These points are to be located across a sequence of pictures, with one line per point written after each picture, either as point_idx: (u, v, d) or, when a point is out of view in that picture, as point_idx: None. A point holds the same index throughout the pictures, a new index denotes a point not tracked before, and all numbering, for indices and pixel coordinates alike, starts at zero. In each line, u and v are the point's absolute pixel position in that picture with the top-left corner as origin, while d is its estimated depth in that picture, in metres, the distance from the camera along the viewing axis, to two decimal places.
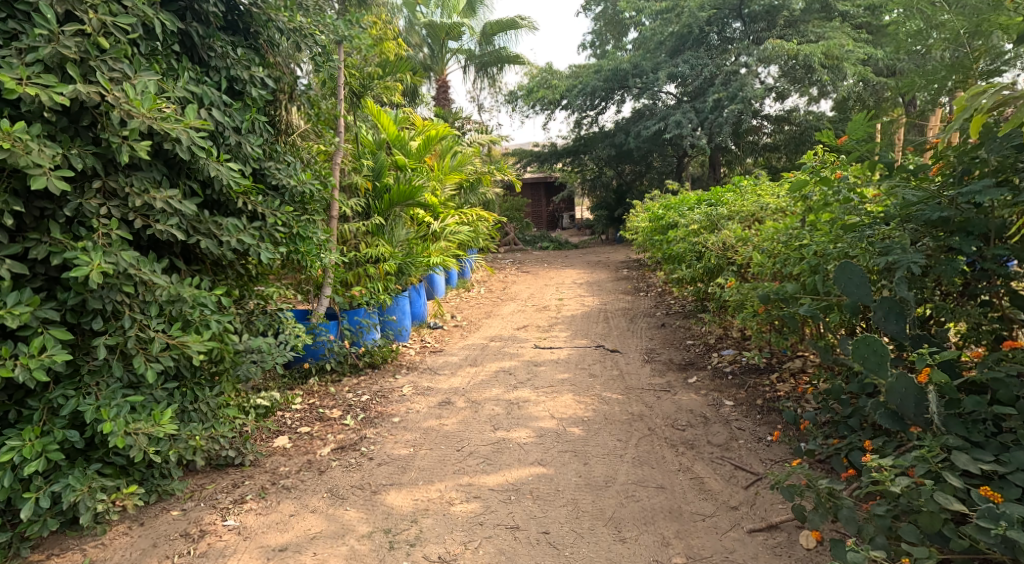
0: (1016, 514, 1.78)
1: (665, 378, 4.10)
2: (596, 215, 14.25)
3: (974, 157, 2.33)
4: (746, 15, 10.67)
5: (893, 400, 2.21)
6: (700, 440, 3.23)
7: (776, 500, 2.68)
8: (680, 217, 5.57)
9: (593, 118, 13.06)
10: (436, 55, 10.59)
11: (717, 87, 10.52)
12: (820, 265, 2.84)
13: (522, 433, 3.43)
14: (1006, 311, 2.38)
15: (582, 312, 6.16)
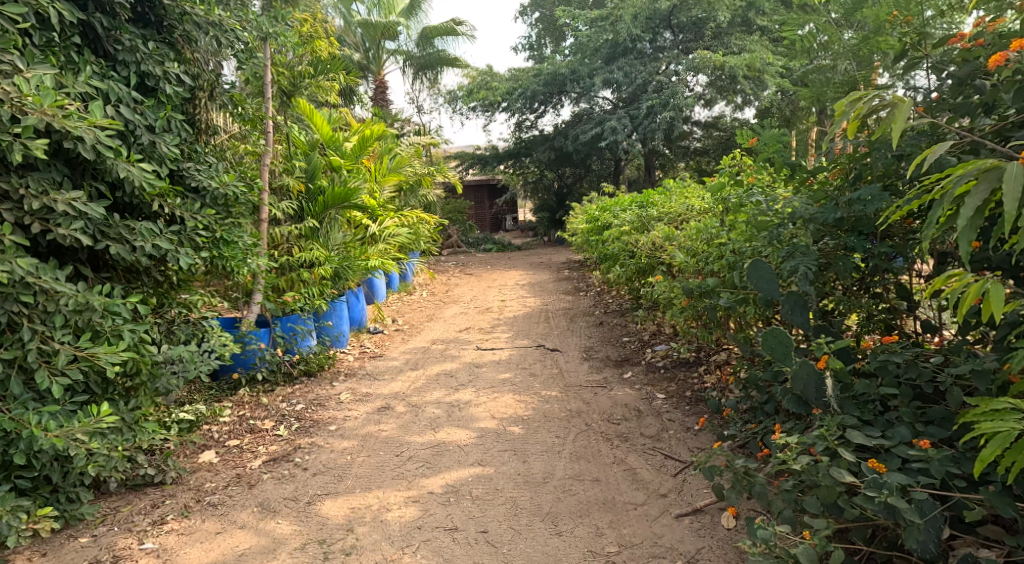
0: (897, 481, 1.90)
1: (601, 374, 4.15)
2: (538, 217, 14.33)
3: (864, 162, 2.45)
4: (675, 25, 11.01)
5: (797, 386, 2.33)
6: (633, 433, 3.28)
7: (702, 485, 2.75)
8: (615, 218, 5.66)
9: (532, 122, 13.15)
10: (374, 57, 10.40)
11: (650, 93, 10.80)
12: (738, 264, 2.95)
13: (461, 434, 3.39)
14: (893, 302, 2.57)
15: (523, 313, 6.16)
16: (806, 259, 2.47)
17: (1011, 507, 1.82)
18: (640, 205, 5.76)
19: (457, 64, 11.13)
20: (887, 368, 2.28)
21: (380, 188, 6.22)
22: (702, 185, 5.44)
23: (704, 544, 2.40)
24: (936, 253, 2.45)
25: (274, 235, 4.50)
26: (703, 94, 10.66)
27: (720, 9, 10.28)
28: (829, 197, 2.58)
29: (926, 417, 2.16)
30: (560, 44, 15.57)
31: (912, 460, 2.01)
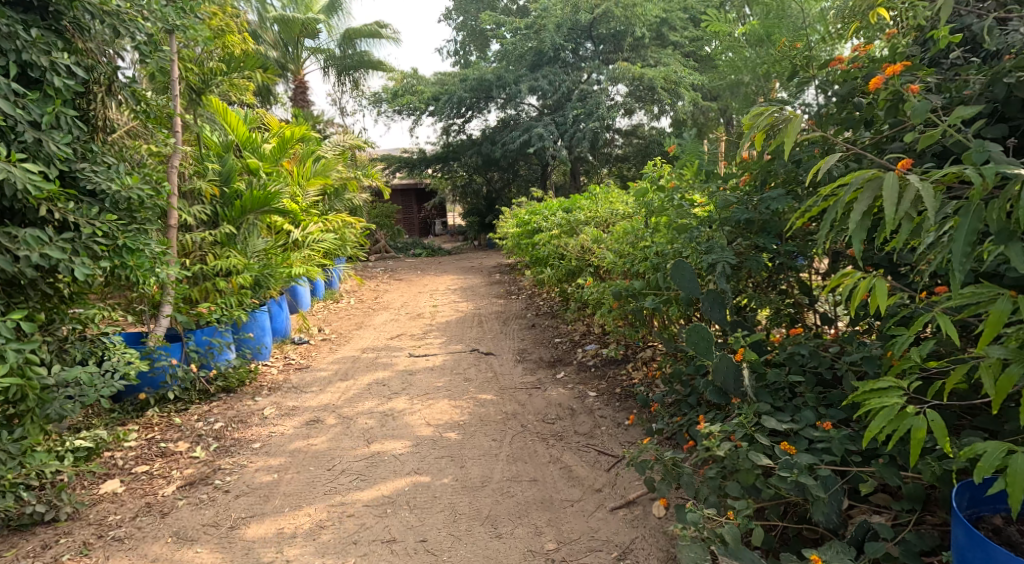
0: (805, 460, 1.97)
1: (535, 376, 4.09)
2: (468, 221, 14.21)
3: (770, 169, 2.54)
4: (595, 37, 11.21)
5: (719, 378, 2.34)
6: (567, 431, 3.23)
7: (633, 477, 2.73)
8: (544, 222, 5.62)
9: (460, 127, 12.96)
10: (292, 56, 9.93)
11: (574, 106, 10.91)
12: (660, 264, 2.96)
13: (395, 444, 3.22)
14: (796, 297, 2.66)
15: (456, 318, 6.02)
16: (724, 256, 2.48)
17: (895, 477, 1.95)
18: (568, 208, 5.74)
19: (381, 67, 10.82)
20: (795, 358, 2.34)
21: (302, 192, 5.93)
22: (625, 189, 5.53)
23: (637, 534, 2.38)
24: (829, 252, 2.51)
25: (184, 242, 4.15)
26: (623, 103, 10.87)
27: (634, 25, 10.49)
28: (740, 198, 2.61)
29: (827, 400, 2.27)
30: (485, 50, 15.60)
31: (817, 441, 2.10)
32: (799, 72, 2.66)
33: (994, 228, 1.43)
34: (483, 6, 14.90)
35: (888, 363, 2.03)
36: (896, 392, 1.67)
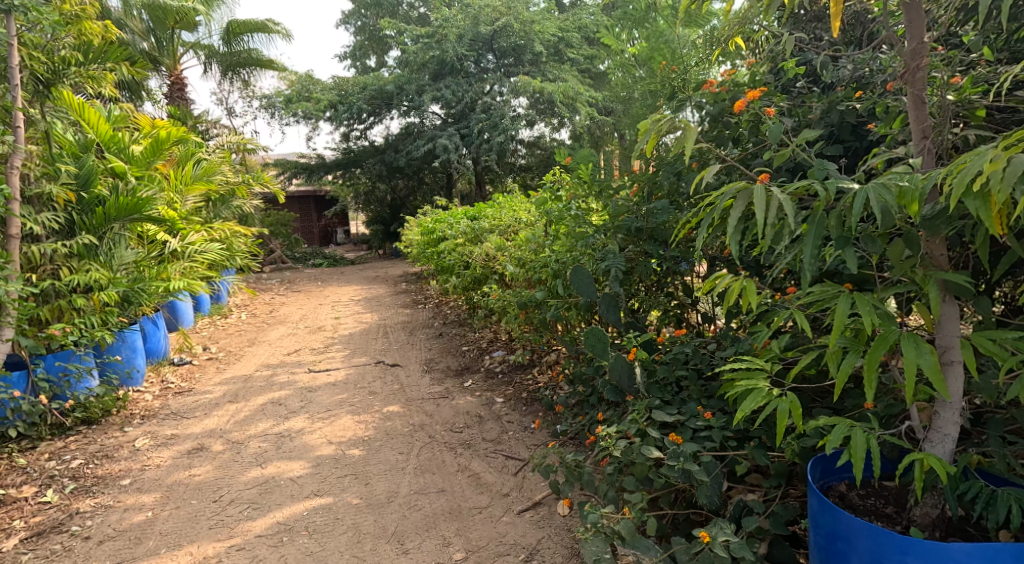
0: (689, 449, 2.22)
1: (443, 385, 4.44)
2: (372, 230, 14.29)
3: (654, 182, 2.91)
4: (497, 49, 11.57)
5: (614, 377, 2.70)
6: (476, 438, 3.60)
7: (539, 479, 3.12)
8: (449, 231, 5.97)
9: (361, 132, 13.11)
10: (166, 48, 9.35)
11: (477, 113, 11.41)
12: (561, 271, 3.35)
13: (294, 466, 3.42)
14: (682, 298, 3.09)
15: (358, 329, 6.28)
16: (616, 263, 2.87)
17: (764, 456, 2.23)
18: (472, 218, 6.13)
19: (273, 66, 10.72)
20: (680, 355, 2.72)
21: (182, 198, 5.89)
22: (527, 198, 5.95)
23: (544, 533, 2.73)
24: (707, 257, 2.84)
25: (31, 254, 4.05)
26: (525, 115, 11.47)
27: (535, 39, 11.22)
28: (630, 210, 2.98)
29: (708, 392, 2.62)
30: (386, 56, 15.69)
31: (700, 429, 2.39)
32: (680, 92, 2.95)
33: (831, 234, 1.46)
34: (383, 12, 15.11)
35: (756, 354, 2.40)
36: (762, 376, 1.84)
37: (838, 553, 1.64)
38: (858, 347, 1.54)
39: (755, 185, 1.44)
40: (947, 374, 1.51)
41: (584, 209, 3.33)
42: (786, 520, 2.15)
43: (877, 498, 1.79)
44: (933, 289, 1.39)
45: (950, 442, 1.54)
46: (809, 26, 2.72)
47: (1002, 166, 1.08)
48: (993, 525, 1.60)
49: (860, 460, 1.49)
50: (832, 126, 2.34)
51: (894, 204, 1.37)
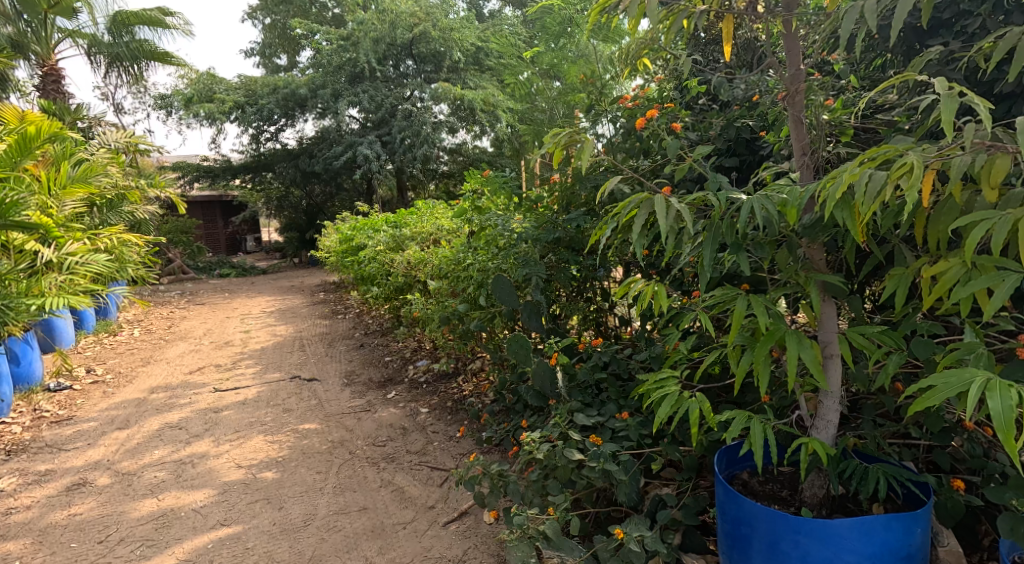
0: (609, 449, 2.29)
1: (365, 398, 4.36)
2: (286, 238, 13.76)
3: (571, 193, 2.99)
4: (416, 54, 11.64)
5: (537, 382, 2.74)
6: (399, 452, 3.55)
7: (465, 489, 3.10)
8: (368, 239, 5.88)
9: (272, 135, 12.65)
10: (36, 32, 8.10)
11: (398, 119, 11.34)
12: (484, 280, 3.37)
13: (196, 495, 3.19)
14: (600, 303, 3.21)
15: (271, 343, 6.05)
16: (536, 272, 2.95)
17: (677, 450, 2.34)
18: (393, 225, 6.07)
19: (169, 61, 10.09)
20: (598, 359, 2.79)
21: (58, 202, 5.45)
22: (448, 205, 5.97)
23: (470, 543, 2.71)
24: (623, 263, 2.97)
25: None
26: (446, 122, 11.53)
27: (456, 46, 11.32)
28: (549, 219, 3.07)
29: (626, 393, 2.72)
30: (297, 56, 15.22)
31: (618, 429, 2.47)
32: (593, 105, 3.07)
33: (726, 241, 1.59)
34: (293, 11, 14.65)
35: (667, 355, 2.54)
36: (672, 379, 1.94)
37: (741, 537, 1.75)
38: (754, 345, 1.67)
39: (658, 195, 1.55)
40: (827, 366, 1.68)
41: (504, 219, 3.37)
42: (697, 510, 2.26)
43: (776, 483, 1.95)
44: (812, 290, 1.55)
45: (832, 427, 1.72)
46: (708, 49, 2.93)
47: (863, 180, 1.23)
48: (869, 500, 1.79)
49: (759, 448, 1.62)
50: (730, 141, 2.54)
51: (778, 213, 1.52)
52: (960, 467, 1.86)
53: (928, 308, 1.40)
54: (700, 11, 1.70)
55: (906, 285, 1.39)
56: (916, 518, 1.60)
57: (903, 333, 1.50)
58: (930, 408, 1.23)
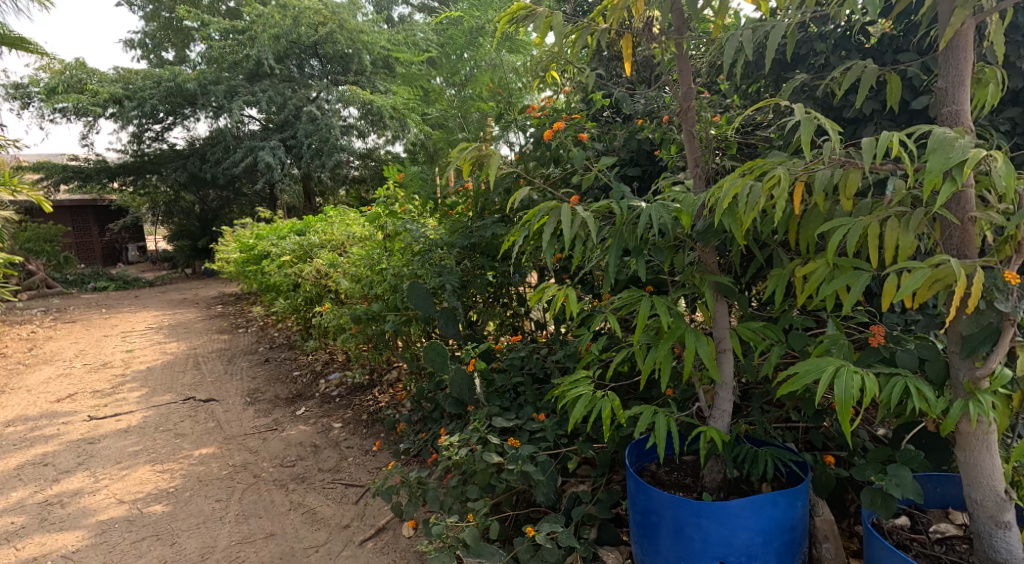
0: (527, 451, 2.34)
1: (270, 417, 4.15)
2: (175, 246, 12.86)
3: (484, 199, 3.06)
4: (321, 55, 11.39)
5: (455, 389, 2.75)
6: (310, 471, 3.38)
7: (382, 504, 3.00)
8: (273, 248, 5.65)
9: (158, 133, 12.03)
10: None
11: (303, 122, 11.03)
12: (399, 285, 3.28)
13: (65, 538, 2.88)
14: (516, 308, 3.28)
15: (159, 364, 5.64)
16: (451, 278, 2.97)
17: (591, 447, 2.43)
18: (299, 233, 5.89)
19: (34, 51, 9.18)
20: (517, 364, 2.85)
21: None
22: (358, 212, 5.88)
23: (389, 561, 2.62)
24: (537, 268, 3.06)
25: None
26: (356, 125, 11.39)
27: (366, 50, 11.24)
28: (464, 226, 3.10)
29: (543, 395, 2.79)
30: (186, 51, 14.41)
31: (535, 431, 2.54)
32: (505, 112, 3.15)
33: (631, 247, 1.70)
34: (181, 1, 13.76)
35: (581, 356, 2.64)
36: (586, 382, 2.02)
37: (651, 526, 1.86)
38: (658, 343, 1.79)
39: (564, 204, 1.62)
40: (721, 359, 1.84)
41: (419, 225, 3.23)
42: (611, 504, 2.35)
43: (681, 471, 2.08)
44: (706, 290, 1.69)
45: (727, 416, 1.87)
46: (612, 67, 3.12)
47: (745, 193, 1.37)
48: (761, 481, 1.95)
49: (663, 439, 1.74)
50: (632, 152, 2.73)
51: (674, 219, 1.64)
52: (834, 445, 2.06)
53: (803, 304, 1.57)
54: (603, 29, 1.79)
55: (784, 284, 1.55)
56: (797, 493, 1.77)
57: (784, 327, 1.69)
58: (804, 392, 1.38)
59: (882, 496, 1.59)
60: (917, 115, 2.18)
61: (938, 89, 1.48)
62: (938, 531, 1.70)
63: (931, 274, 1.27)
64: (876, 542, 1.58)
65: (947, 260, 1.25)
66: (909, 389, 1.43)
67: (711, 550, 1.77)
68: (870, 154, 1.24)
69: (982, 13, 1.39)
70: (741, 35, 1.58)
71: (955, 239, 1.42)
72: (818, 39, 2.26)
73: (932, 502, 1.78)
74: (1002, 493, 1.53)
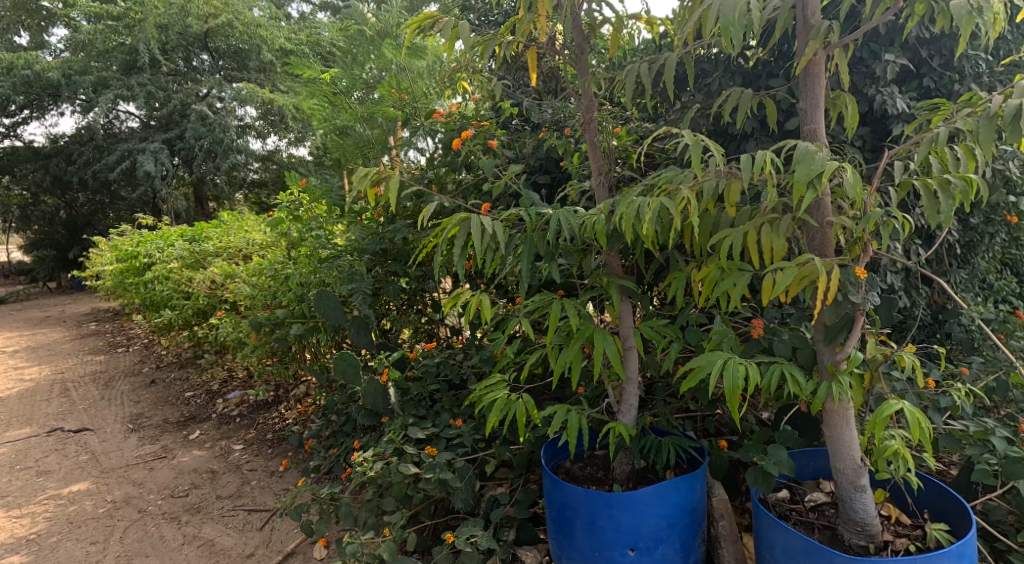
0: (444, 458, 2.35)
1: (157, 444, 3.75)
2: (36, 258, 11.68)
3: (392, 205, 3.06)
4: (212, 48, 10.86)
5: (369, 401, 2.74)
6: (207, 499, 3.07)
7: (291, 527, 2.79)
8: (156, 256, 5.13)
9: (9, 128, 11.12)
10: None
11: (191, 120, 10.23)
12: (306, 295, 3.16)
13: None
14: (429, 315, 3.31)
15: (18, 393, 5.05)
16: (362, 285, 2.95)
17: (508, 450, 2.48)
18: (189, 239, 5.41)
19: None
20: (432, 372, 2.88)
21: None
22: (259, 218, 5.60)
23: None
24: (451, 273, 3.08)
25: None
26: (254, 125, 10.93)
27: (264, 47, 10.84)
28: (375, 231, 3.08)
29: (459, 400, 2.81)
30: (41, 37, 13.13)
31: (452, 438, 2.55)
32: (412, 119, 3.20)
33: (541, 252, 1.77)
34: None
35: (496, 359, 2.69)
36: (502, 385, 2.07)
37: (566, 521, 1.94)
38: (570, 343, 1.87)
39: (474, 216, 1.67)
40: (627, 356, 1.95)
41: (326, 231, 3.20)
42: (528, 504, 2.41)
43: (593, 464, 2.18)
44: (613, 293, 1.79)
45: (633, 410, 1.99)
46: (519, 76, 3.23)
47: (643, 204, 1.48)
48: (664, 469, 2.08)
49: (576, 436, 1.81)
50: (541, 160, 2.87)
51: (580, 227, 1.73)
52: (726, 430, 2.24)
53: (698, 303, 1.70)
54: (510, 42, 1.86)
55: (682, 285, 1.68)
56: (697, 477, 1.91)
57: (681, 325, 1.84)
58: (699, 384, 1.51)
59: (765, 474, 1.78)
60: (789, 132, 2.50)
61: (801, 109, 1.65)
62: (811, 499, 1.89)
63: (799, 272, 1.42)
64: (762, 516, 1.74)
65: (811, 258, 1.41)
66: (786, 375, 1.59)
67: (622, 538, 1.87)
68: (748, 167, 1.38)
69: (831, 46, 1.57)
70: (638, 69, 1.77)
71: (817, 241, 1.59)
72: (707, 63, 2.55)
73: (805, 474, 1.96)
74: (860, 459, 1.72)
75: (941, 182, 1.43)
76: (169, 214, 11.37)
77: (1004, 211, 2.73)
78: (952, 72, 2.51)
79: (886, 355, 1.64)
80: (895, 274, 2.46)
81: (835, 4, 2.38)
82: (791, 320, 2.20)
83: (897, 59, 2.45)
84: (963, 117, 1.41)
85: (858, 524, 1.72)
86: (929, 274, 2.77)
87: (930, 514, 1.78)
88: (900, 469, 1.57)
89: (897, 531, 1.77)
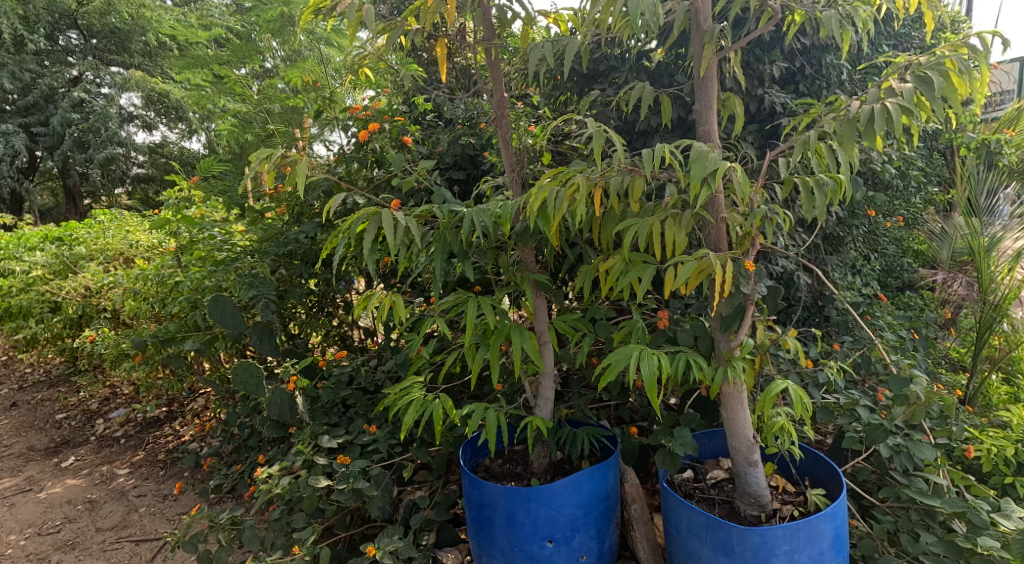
0: (358, 467, 2.30)
1: (22, 475, 3.36)
2: None
3: (302, 203, 2.89)
4: (83, 27, 10.03)
5: (274, 411, 2.54)
6: (85, 533, 2.81)
7: (185, 556, 2.60)
8: (16, 261, 4.46)
9: None
10: None
11: (59, 107, 9.51)
12: (199, 301, 2.95)
13: None
14: (341, 317, 3.22)
15: None
16: (265, 289, 2.80)
17: (427, 453, 2.46)
18: (57, 241, 4.82)
19: None
20: (343, 383, 2.78)
21: None
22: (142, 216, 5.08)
23: None
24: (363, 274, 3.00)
25: None
26: (138, 115, 10.18)
27: (148, 28, 10.10)
28: (278, 232, 2.93)
29: (372, 407, 2.74)
30: None
31: (366, 445, 2.49)
32: (325, 111, 2.91)
33: (455, 250, 1.78)
34: None
35: (411, 361, 2.66)
36: (418, 388, 2.04)
37: (485, 519, 1.96)
38: (485, 341, 1.89)
39: (385, 211, 1.64)
40: (541, 350, 2.01)
41: (219, 231, 2.98)
42: (447, 505, 2.40)
43: (512, 459, 2.21)
44: (527, 288, 1.86)
45: (549, 403, 2.06)
46: (429, 72, 3.24)
47: (554, 198, 1.54)
48: (579, 459, 2.15)
49: (494, 434, 1.83)
50: (456, 156, 2.88)
51: (495, 223, 1.77)
52: (638, 417, 2.37)
53: (606, 295, 1.81)
54: (414, 30, 1.82)
55: (592, 279, 1.78)
56: (609, 465, 2.00)
57: (593, 320, 1.94)
58: (611, 373, 1.58)
59: (672, 455, 1.91)
60: (689, 128, 2.66)
61: (696, 111, 1.75)
62: (712, 476, 2.02)
63: (698, 265, 1.54)
64: (669, 496, 1.85)
65: (708, 252, 1.51)
66: (688, 362, 1.70)
67: (540, 532, 1.92)
68: (650, 164, 1.45)
69: (723, 51, 1.68)
70: (544, 52, 1.77)
71: (713, 235, 1.71)
72: (614, 60, 2.67)
73: (707, 454, 2.10)
74: (753, 437, 1.86)
75: (820, 180, 1.60)
76: (35, 214, 10.27)
77: (866, 205, 3.04)
78: (820, 80, 2.76)
79: (773, 341, 1.79)
80: (780, 263, 2.68)
81: (724, 12, 2.56)
82: (690, 310, 2.34)
83: (777, 63, 2.66)
84: (828, 122, 1.56)
85: (751, 496, 1.86)
86: (807, 263, 3.03)
87: (810, 481, 1.97)
88: (785, 443, 1.73)
89: (784, 499, 1.93)
